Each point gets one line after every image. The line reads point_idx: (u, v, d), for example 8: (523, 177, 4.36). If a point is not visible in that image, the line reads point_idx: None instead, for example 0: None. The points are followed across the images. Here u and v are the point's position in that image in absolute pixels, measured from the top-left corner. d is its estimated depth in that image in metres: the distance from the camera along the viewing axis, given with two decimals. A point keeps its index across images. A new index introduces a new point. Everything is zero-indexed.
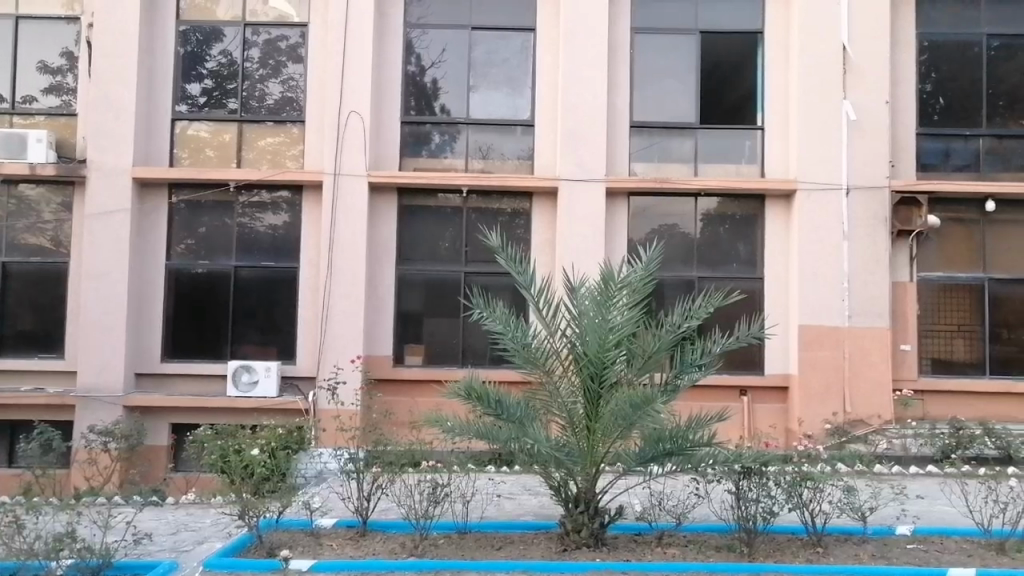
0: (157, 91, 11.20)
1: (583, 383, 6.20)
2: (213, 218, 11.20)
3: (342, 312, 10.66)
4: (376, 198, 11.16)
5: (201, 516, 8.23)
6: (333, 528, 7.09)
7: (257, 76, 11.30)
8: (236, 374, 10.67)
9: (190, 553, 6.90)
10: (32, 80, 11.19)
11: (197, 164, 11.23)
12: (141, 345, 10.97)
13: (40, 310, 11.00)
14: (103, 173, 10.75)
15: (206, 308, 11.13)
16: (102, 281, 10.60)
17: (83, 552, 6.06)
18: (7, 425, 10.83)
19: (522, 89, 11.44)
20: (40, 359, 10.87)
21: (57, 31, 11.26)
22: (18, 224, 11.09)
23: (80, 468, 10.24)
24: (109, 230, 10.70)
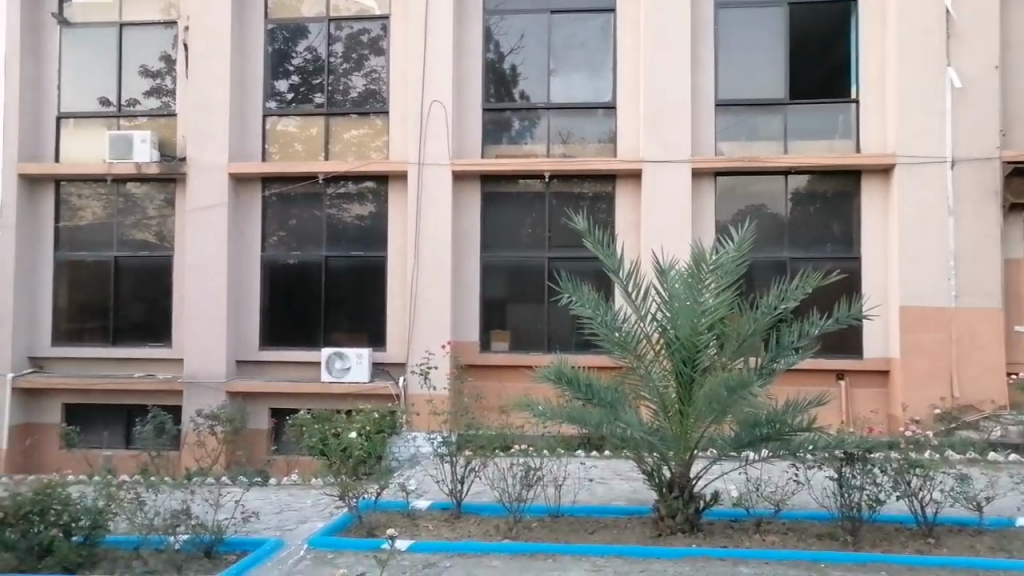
0: (248, 89, 11.62)
1: (675, 367, 6.12)
2: (303, 210, 11.55)
3: (429, 299, 10.86)
4: (460, 185, 11.27)
5: (303, 496, 8.57)
6: (428, 510, 7.27)
7: (341, 70, 11.56)
8: (329, 360, 11.04)
9: (294, 531, 7.22)
10: (135, 84, 11.79)
11: (287, 158, 11.60)
12: (241, 334, 11.46)
13: (149, 301, 11.64)
14: (202, 169, 11.25)
15: (299, 297, 11.52)
16: (203, 273, 11.14)
17: (196, 528, 6.53)
18: (123, 410, 11.53)
19: (602, 71, 11.30)
20: (150, 348, 11.52)
21: (156, 36, 11.81)
22: (126, 220, 11.73)
23: (190, 450, 10.81)
24: (208, 224, 11.21)
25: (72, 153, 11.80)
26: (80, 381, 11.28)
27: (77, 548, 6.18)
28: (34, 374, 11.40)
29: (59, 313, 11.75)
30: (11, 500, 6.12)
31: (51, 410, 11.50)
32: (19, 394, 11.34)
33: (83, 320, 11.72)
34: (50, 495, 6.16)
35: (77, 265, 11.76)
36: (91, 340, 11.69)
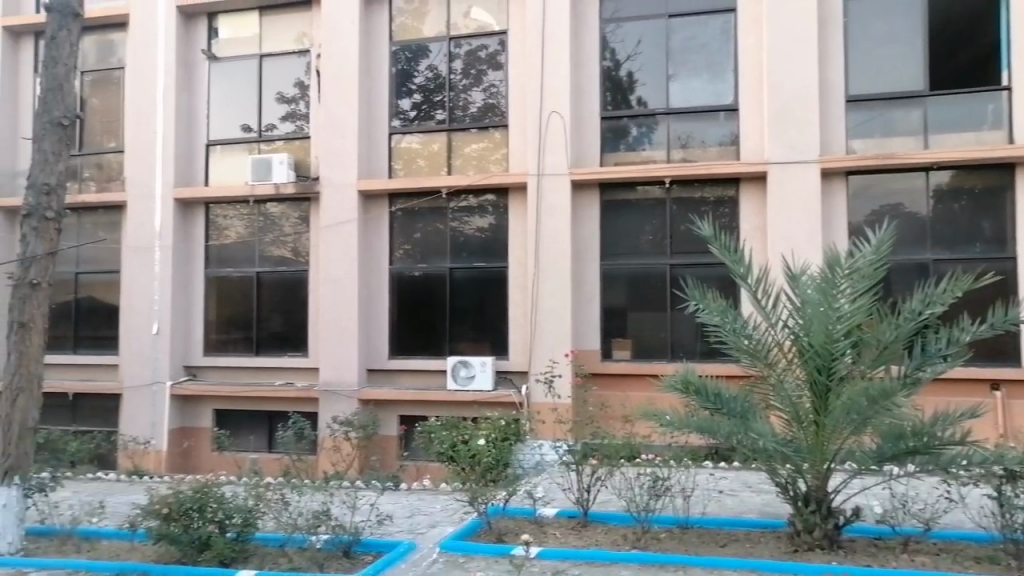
0: (375, 109, 12.14)
1: (810, 376, 5.88)
2: (427, 224, 11.92)
3: (550, 308, 10.96)
4: (579, 194, 11.31)
5: (432, 501, 8.85)
6: (555, 518, 7.31)
7: (461, 86, 11.89)
8: (455, 368, 11.35)
9: (426, 535, 7.46)
10: (272, 110, 12.60)
11: (410, 174, 12.02)
12: (371, 344, 11.96)
13: (287, 313, 12.36)
14: (334, 188, 11.87)
15: (424, 308, 11.90)
16: (336, 286, 11.74)
17: (336, 528, 6.89)
18: (266, 415, 12.30)
19: (723, 72, 11.04)
20: (289, 357, 12.23)
21: (291, 64, 12.58)
22: (265, 238, 12.51)
23: (327, 455, 11.38)
24: (340, 240, 11.80)
25: (219, 177, 12.74)
26: (228, 388, 12.14)
27: (230, 543, 6.65)
28: (188, 381, 12.36)
29: (209, 325, 12.68)
30: (175, 497, 6.68)
31: (203, 415, 12.44)
32: (176, 400, 12.34)
33: (230, 331, 12.60)
34: (208, 493, 6.70)
35: (224, 281, 12.66)
36: (237, 350, 12.55)
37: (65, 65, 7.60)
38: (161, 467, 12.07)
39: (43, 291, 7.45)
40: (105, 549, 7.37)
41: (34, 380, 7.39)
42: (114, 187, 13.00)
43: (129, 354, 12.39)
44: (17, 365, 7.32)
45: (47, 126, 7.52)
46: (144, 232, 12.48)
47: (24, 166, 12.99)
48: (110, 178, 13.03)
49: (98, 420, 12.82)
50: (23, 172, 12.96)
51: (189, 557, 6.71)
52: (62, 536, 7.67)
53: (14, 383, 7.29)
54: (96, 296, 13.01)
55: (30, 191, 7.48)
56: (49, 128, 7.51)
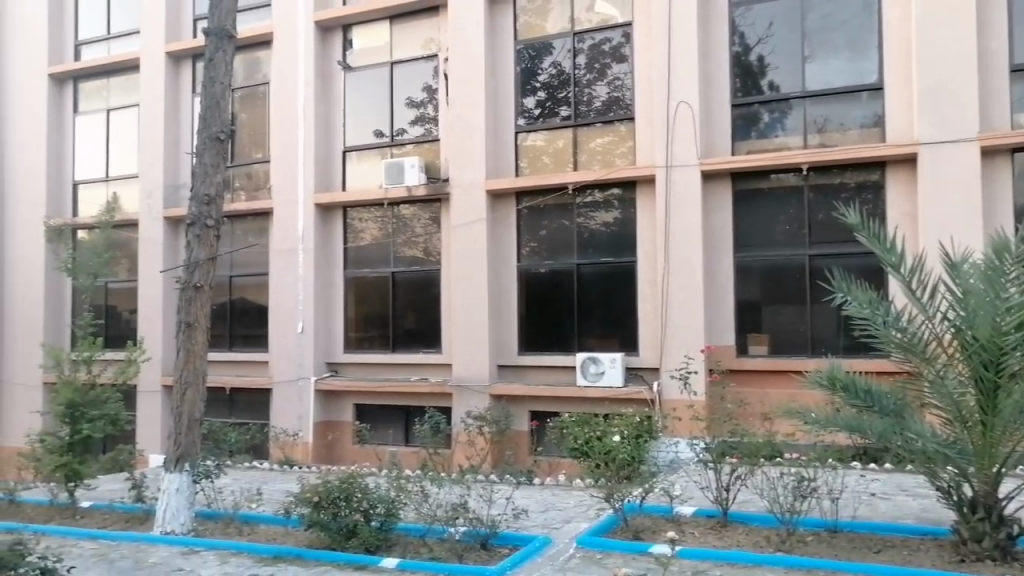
0: (501, 110, 12.30)
1: (974, 372, 5.42)
2: (554, 220, 11.97)
3: (681, 303, 10.74)
4: (710, 185, 10.98)
5: (566, 497, 8.88)
6: (693, 517, 7.14)
7: (585, 81, 11.84)
8: (584, 365, 11.33)
9: (561, 530, 7.50)
10: (402, 115, 13.04)
11: (536, 172, 12.10)
12: (502, 340, 12.15)
13: (421, 311, 12.78)
14: (463, 188, 12.15)
15: (552, 305, 11.95)
16: (467, 284, 12.01)
17: (474, 521, 7.04)
18: (403, 410, 12.78)
19: (865, 50, 10.37)
20: (423, 354, 12.65)
21: (420, 69, 12.96)
22: (398, 239, 12.97)
23: (461, 448, 11.68)
24: (470, 239, 12.06)
25: (355, 181, 13.33)
26: (368, 384, 12.69)
27: (375, 532, 6.98)
28: (331, 377, 13.04)
29: (349, 323, 13.28)
30: (324, 486, 7.08)
31: (345, 409, 13.07)
32: (320, 395, 13.05)
33: (368, 330, 13.16)
34: (354, 484, 7.03)
35: (362, 281, 13.23)
36: (375, 347, 13.08)
37: (221, 84, 8.20)
38: (308, 458, 12.82)
39: (206, 293, 8.07)
40: (263, 533, 7.91)
41: (199, 375, 8.01)
42: (263, 195, 13.91)
43: (278, 351, 13.23)
44: (185, 361, 7.98)
45: (207, 140, 8.14)
46: (289, 236, 13.26)
47: (185, 179, 14.08)
48: (259, 187, 13.96)
49: (253, 412, 13.79)
50: (184, 184, 14.06)
51: (338, 543, 7.08)
52: (226, 520, 8.33)
53: (183, 378, 7.95)
54: (249, 297, 13.97)
55: (193, 202, 8.13)
56: (209, 143, 8.13)
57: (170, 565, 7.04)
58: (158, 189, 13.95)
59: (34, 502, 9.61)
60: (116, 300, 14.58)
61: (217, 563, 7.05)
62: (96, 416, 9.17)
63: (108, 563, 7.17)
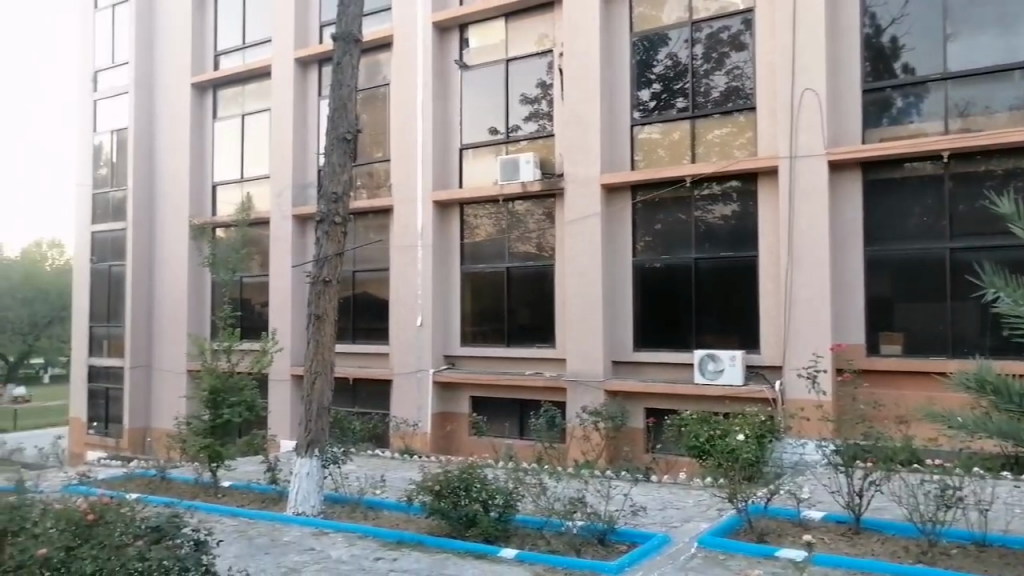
0: (615, 103, 12.18)
1: None
2: (669, 214, 11.73)
3: (806, 299, 10.30)
4: (838, 175, 10.46)
5: (684, 496, 8.71)
6: (822, 522, 6.86)
7: (703, 71, 11.53)
8: (702, 362, 11.07)
9: (680, 529, 7.38)
10: (516, 111, 13.14)
11: (651, 165, 11.91)
12: (617, 336, 12.06)
13: (535, 306, 12.84)
14: (578, 182, 12.13)
15: (668, 301, 11.73)
16: (581, 279, 11.99)
17: (591, 515, 7.05)
18: (517, 403, 12.92)
19: (1015, 26, 9.56)
20: (538, 349, 12.72)
21: (534, 65, 13.01)
22: (512, 234, 13.08)
23: (576, 443, 11.70)
24: (584, 234, 12.03)
25: (470, 178, 13.55)
26: (483, 377, 12.90)
27: (494, 522, 7.11)
28: (448, 370, 13.34)
29: (465, 318, 13.53)
30: (445, 475, 7.29)
31: (461, 401, 13.35)
32: (438, 387, 13.40)
33: (482, 324, 13.35)
34: (473, 474, 7.25)
35: (477, 276, 13.44)
36: (489, 341, 13.26)
37: (348, 87, 8.55)
38: (427, 447, 13.21)
39: (334, 287, 8.45)
40: (386, 519, 8.21)
41: (328, 365, 8.41)
42: (384, 193, 14.39)
43: (399, 344, 13.69)
44: (314, 352, 8.39)
45: (335, 141, 8.51)
46: (409, 233, 13.68)
47: (312, 178, 14.76)
48: (380, 185, 14.47)
49: (375, 402, 14.34)
50: (311, 183, 14.74)
51: (458, 532, 7.27)
52: (352, 505, 8.71)
53: (313, 368, 8.37)
54: (370, 292, 14.50)
55: (322, 200, 8.52)
56: (337, 143, 8.50)
57: (302, 545, 7.43)
58: (288, 189, 14.71)
59: (181, 480, 10.41)
60: (251, 294, 15.50)
61: (345, 545, 7.38)
62: (235, 402, 9.81)
63: (248, 539, 7.65)
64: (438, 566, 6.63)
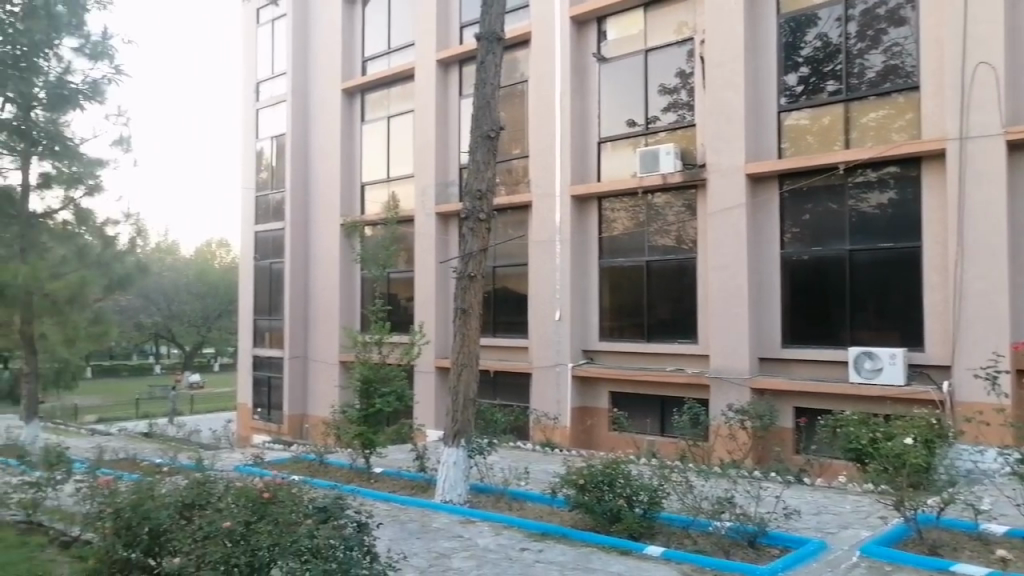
0: (761, 89, 11.68)
1: None
2: (819, 204, 11.12)
3: (979, 293, 9.48)
4: (1017, 157, 9.53)
5: (841, 501, 8.26)
6: (1004, 537, 6.34)
7: (857, 51, 10.83)
8: (858, 360, 10.43)
9: (838, 536, 7.00)
10: (655, 102, 12.89)
11: (799, 152, 11.32)
12: (763, 332, 11.58)
13: (676, 301, 12.57)
14: (721, 173, 11.75)
15: (818, 295, 11.13)
16: (725, 272, 11.63)
17: (741, 517, 6.76)
18: (658, 399, 12.72)
19: None
20: (679, 344, 12.45)
21: (673, 54, 12.71)
22: (650, 227, 12.86)
23: (721, 442, 11.37)
24: (728, 226, 11.65)
25: (608, 172, 13.43)
26: (623, 372, 12.80)
27: (638, 519, 7.05)
28: (587, 364, 13.35)
29: (603, 312, 13.44)
30: (589, 469, 7.32)
31: (601, 396, 13.32)
32: (577, 381, 13.42)
33: (621, 319, 13.22)
34: (617, 470, 7.24)
35: (615, 270, 13.31)
36: (628, 336, 13.12)
37: (491, 85, 8.72)
38: (567, 441, 13.29)
39: (479, 282, 8.66)
40: (530, 510, 8.33)
41: (473, 358, 8.64)
42: (522, 189, 14.58)
43: (538, 338, 13.84)
44: (460, 345, 8.64)
45: (479, 139, 8.71)
46: (547, 228, 13.78)
47: (453, 176, 15.18)
48: (518, 181, 14.66)
49: (515, 395, 14.58)
50: (452, 181, 15.16)
51: (602, 527, 7.26)
52: (497, 495, 8.91)
53: (459, 360, 8.62)
54: (510, 287, 14.73)
55: (467, 197, 8.74)
56: (481, 141, 8.70)
57: (451, 531, 7.69)
58: (431, 187, 15.22)
59: (338, 465, 11.05)
60: (397, 289, 16.16)
61: (492, 534, 7.56)
62: (386, 392, 10.29)
63: (401, 524, 8.00)
64: (584, 559, 6.64)
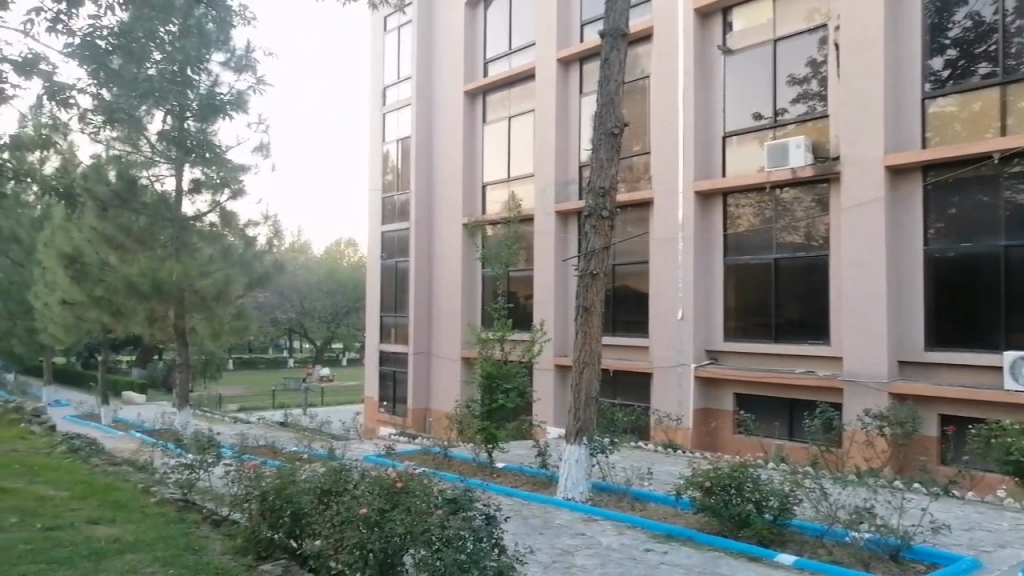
0: (902, 75, 10.95)
1: None
2: (968, 197, 10.31)
3: None
4: None
5: (996, 518, 7.65)
6: None
7: (1015, 29, 9.99)
8: (1015, 365, 9.61)
9: (993, 555, 6.48)
10: (783, 94, 12.37)
11: (946, 141, 10.51)
12: (904, 333, 10.87)
13: (805, 300, 12.01)
14: (857, 165, 11.14)
15: (967, 294, 10.33)
16: (860, 270, 11.02)
17: (881, 528, 6.35)
18: (786, 403, 12.22)
19: None
20: (809, 346, 11.89)
21: (804, 43, 12.15)
22: (777, 225, 12.33)
23: (857, 448, 10.78)
24: (864, 221, 11.03)
25: (733, 167, 13.01)
26: (748, 374, 12.38)
27: (768, 525, 6.83)
28: (710, 365, 13.01)
29: (728, 312, 13.05)
30: (715, 472, 7.14)
31: (725, 398, 12.95)
32: (700, 382, 13.11)
33: (747, 319, 12.78)
34: (744, 473, 7.01)
35: (741, 269, 12.89)
36: (754, 337, 12.66)
37: (615, 82, 8.67)
38: (688, 442, 13.02)
39: (601, 280, 8.63)
40: (653, 512, 8.21)
41: (595, 356, 8.62)
42: (643, 186, 14.37)
43: (660, 338, 13.63)
44: (582, 343, 8.64)
45: (603, 136, 8.68)
46: (669, 225, 13.53)
47: (573, 174, 15.17)
48: (639, 178, 14.47)
49: (635, 395, 14.41)
50: (572, 180, 15.16)
51: (729, 532, 7.06)
52: (619, 495, 8.85)
53: (581, 358, 8.62)
54: (630, 285, 14.57)
55: (590, 195, 8.73)
56: (604, 138, 8.67)
57: (574, 529, 7.69)
58: (551, 185, 15.28)
59: (461, 459, 11.31)
60: (517, 287, 16.36)
61: (614, 533, 7.51)
62: (508, 388, 10.44)
63: (524, 519, 8.08)
64: (711, 564, 6.47)
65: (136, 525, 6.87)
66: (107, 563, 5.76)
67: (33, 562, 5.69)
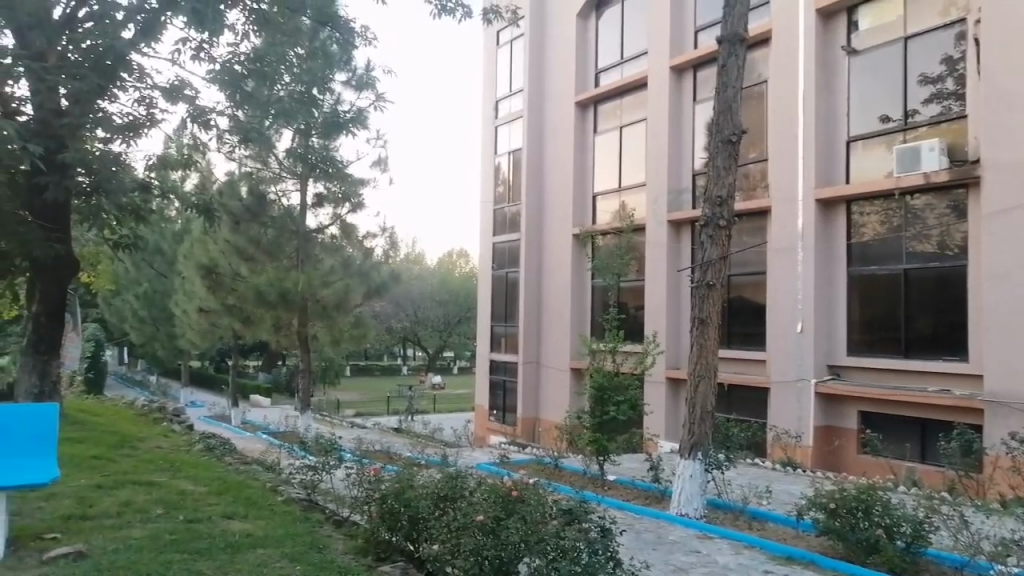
0: None
1: None
2: None
3: None
4: None
5: None
6: None
7: None
8: None
9: None
10: (914, 94, 11.65)
11: None
12: None
13: (939, 313, 11.24)
14: (999, 169, 10.37)
15: None
16: (1003, 281, 10.24)
17: None
18: (919, 423, 11.52)
19: None
20: (944, 363, 11.11)
21: (938, 40, 11.43)
22: (907, 233, 11.62)
23: (1002, 474, 9.95)
24: (1008, 228, 10.24)
25: (858, 173, 12.37)
26: (876, 392, 11.73)
27: (901, 553, 6.39)
28: (832, 380, 12.41)
29: (852, 325, 12.39)
30: (841, 493, 6.79)
31: (849, 416, 12.32)
32: (822, 398, 12.54)
33: (874, 333, 12.10)
34: (874, 496, 6.63)
35: (866, 279, 12.23)
36: (882, 352, 11.96)
37: (733, 88, 8.45)
38: (809, 461, 12.46)
39: (717, 291, 8.40)
40: (772, 532, 7.91)
41: (711, 369, 8.38)
42: (760, 194, 13.91)
43: (778, 351, 13.13)
44: (698, 355, 8.44)
45: (720, 144, 8.47)
46: (789, 235, 13.03)
47: (686, 183, 14.90)
48: (756, 186, 14.01)
49: (751, 410, 13.93)
50: (685, 188, 14.89)
51: (857, 558, 6.68)
52: (735, 513, 8.58)
53: (696, 371, 8.42)
54: (746, 296, 14.12)
55: (707, 204, 8.52)
56: (722, 145, 8.45)
57: (688, 546, 7.50)
58: (663, 194, 15.04)
59: (572, 470, 11.29)
60: (627, 297, 16.20)
61: (732, 553, 7.27)
62: (621, 400, 10.32)
63: (637, 533, 7.96)
64: None
65: (266, 521, 7.26)
66: (241, 556, 6.11)
67: (178, 551, 6.12)
